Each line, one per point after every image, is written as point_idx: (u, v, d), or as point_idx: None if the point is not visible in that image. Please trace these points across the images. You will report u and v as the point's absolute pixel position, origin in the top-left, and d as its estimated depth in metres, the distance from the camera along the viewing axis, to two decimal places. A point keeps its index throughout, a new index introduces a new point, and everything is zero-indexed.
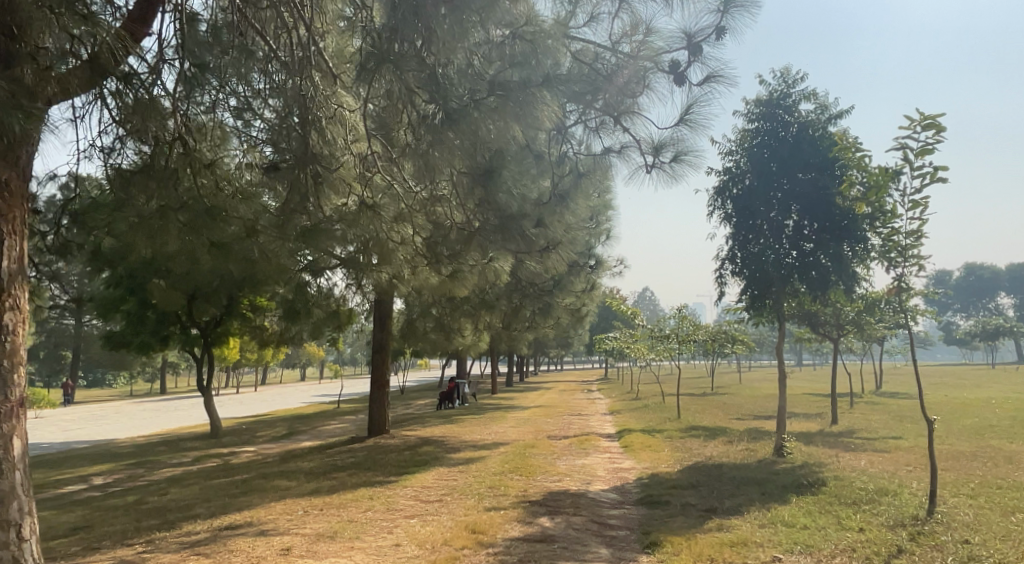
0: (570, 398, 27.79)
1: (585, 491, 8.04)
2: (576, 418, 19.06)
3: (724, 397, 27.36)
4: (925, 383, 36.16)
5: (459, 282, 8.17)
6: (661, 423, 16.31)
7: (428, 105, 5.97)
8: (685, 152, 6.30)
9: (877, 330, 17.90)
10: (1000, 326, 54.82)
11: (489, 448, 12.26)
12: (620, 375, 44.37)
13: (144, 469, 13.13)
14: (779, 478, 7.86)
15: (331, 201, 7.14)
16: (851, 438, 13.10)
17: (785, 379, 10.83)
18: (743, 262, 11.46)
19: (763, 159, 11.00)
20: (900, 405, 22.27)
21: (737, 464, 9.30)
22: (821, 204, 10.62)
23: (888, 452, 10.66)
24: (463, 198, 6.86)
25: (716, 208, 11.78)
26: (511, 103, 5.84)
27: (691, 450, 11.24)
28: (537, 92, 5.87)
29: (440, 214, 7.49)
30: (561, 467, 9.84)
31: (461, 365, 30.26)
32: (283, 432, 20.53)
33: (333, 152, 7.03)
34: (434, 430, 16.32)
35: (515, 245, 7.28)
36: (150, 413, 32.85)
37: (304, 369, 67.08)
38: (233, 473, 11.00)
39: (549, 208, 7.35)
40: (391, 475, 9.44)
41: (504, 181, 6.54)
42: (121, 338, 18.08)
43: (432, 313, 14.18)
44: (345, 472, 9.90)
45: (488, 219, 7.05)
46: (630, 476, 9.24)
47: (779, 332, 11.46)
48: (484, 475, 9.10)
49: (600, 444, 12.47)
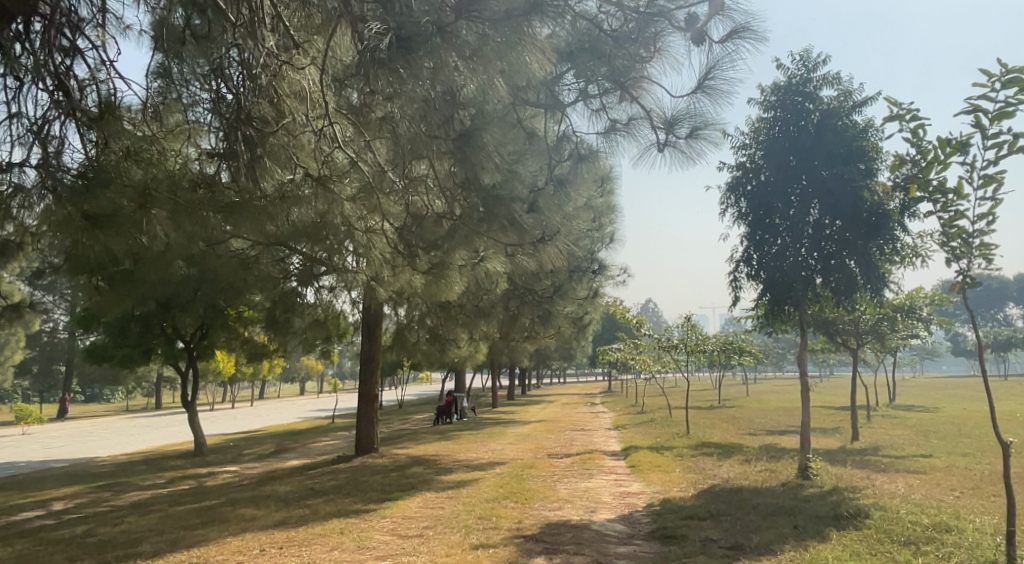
0: (573, 412, 26.67)
1: (589, 522, 7.06)
2: (579, 434, 18.07)
3: (735, 410, 26.32)
4: (941, 395, 34.83)
5: (445, 285, 6.88)
6: (669, 439, 15.30)
7: (376, 30, 4.89)
8: (704, 127, 5.37)
9: (896, 340, 16.89)
10: (1014, 336, 53.40)
11: (484, 468, 11.24)
12: (624, 388, 43.12)
13: (111, 492, 12.13)
14: (811, 508, 6.89)
15: (271, 176, 6.09)
16: (877, 456, 12.10)
17: (808, 391, 9.81)
18: (759, 264, 10.47)
19: (782, 151, 10.05)
20: (920, 420, 21.21)
21: (759, 489, 8.29)
22: (845, 202, 9.68)
23: (924, 473, 9.62)
24: (442, 175, 5.89)
25: (729, 206, 10.84)
26: (488, 48, 4.93)
27: (704, 471, 10.25)
28: (523, 24, 4.84)
29: (418, 203, 6.50)
30: (562, 491, 8.85)
31: (459, 379, 29.13)
32: (270, 449, 19.46)
33: (287, 124, 6.16)
34: (427, 448, 15.28)
35: (503, 236, 6.33)
36: (140, 430, 31.78)
37: (303, 383, 65.90)
38: (201, 498, 10.04)
39: (545, 194, 6.44)
40: (372, 501, 8.45)
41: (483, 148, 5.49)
42: (103, 352, 17.12)
43: (425, 322, 13.23)
44: (322, 498, 8.93)
45: (472, 204, 6.20)
46: (639, 502, 8.24)
47: (800, 341, 10.43)
48: (474, 502, 8.09)
49: (604, 463, 11.48)
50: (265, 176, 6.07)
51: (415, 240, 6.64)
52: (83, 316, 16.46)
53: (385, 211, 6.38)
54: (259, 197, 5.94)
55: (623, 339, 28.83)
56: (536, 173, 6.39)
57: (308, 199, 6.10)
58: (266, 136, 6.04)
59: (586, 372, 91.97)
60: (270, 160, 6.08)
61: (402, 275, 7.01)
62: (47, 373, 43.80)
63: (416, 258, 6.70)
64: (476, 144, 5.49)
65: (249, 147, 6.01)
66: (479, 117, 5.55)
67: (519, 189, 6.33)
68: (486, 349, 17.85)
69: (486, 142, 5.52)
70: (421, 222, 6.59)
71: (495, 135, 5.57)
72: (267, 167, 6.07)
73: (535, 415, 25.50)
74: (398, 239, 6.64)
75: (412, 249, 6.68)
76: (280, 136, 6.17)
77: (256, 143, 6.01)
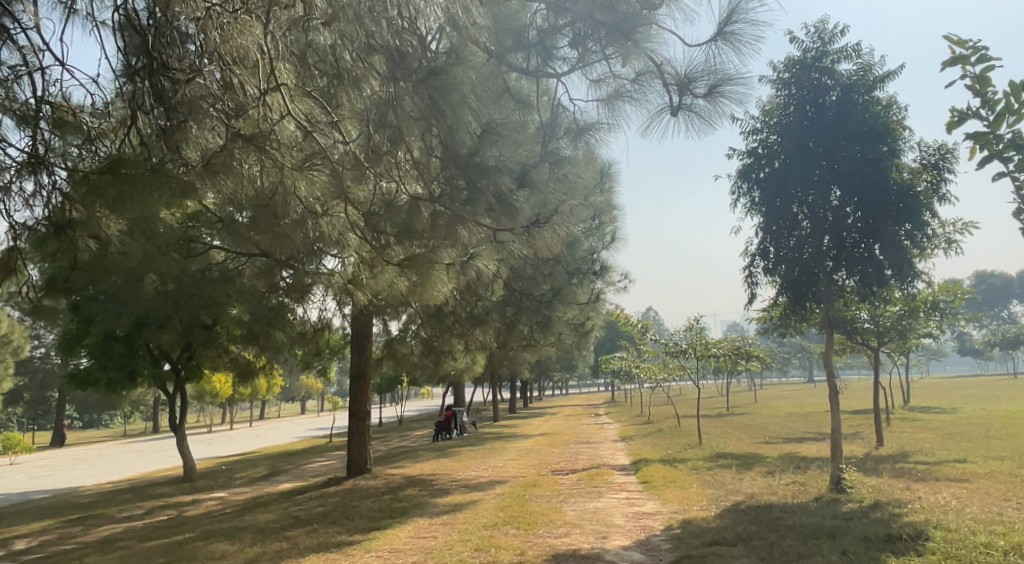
0: (578, 424, 25.75)
1: (603, 552, 6.23)
2: (585, 447, 17.22)
3: (745, 418, 25.41)
4: (956, 395, 34.07)
5: (433, 290, 6.17)
6: (681, 450, 14.47)
7: None
8: (726, 83, 4.69)
9: (916, 338, 16.06)
10: (1022, 333, 52.41)
11: (484, 488, 10.38)
12: (630, 398, 42.24)
13: (81, 526, 11.21)
14: (857, 528, 6.08)
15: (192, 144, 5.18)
16: (907, 462, 11.27)
17: (838, 394, 9.02)
18: (778, 259, 9.66)
19: (800, 133, 9.23)
20: (940, 422, 20.37)
21: (791, 507, 7.44)
22: (870, 185, 8.87)
23: (967, 482, 8.76)
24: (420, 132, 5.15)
25: (741, 195, 10.01)
26: None
27: (724, 485, 9.39)
28: None
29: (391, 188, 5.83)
30: (569, 513, 8.00)
31: (459, 394, 28.25)
32: (261, 473, 18.52)
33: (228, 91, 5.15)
34: (425, 467, 14.38)
35: (490, 216, 5.59)
36: (130, 456, 30.76)
37: (303, 403, 64.86)
38: (175, 531, 9.16)
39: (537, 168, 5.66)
40: (358, 532, 7.55)
41: (453, 86, 4.79)
42: (86, 376, 16.19)
43: (419, 332, 12.38)
44: (303, 529, 8.03)
45: (451, 176, 5.54)
46: (656, 524, 7.38)
47: (827, 341, 9.58)
48: (471, 529, 7.23)
49: (614, 479, 10.63)
50: (188, 143, 5.16)
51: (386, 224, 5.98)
52: (63, 338, 15.55)
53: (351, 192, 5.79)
54: (177, 165, 4.96)
55: (627, 347, 28.00)
56: (529, 151, 5.80)
57: (250, 173, 5.03)
58: (182, 87, 5.04)
59: (591, 383, 90.98)
60: (196, 126, 5.21)
61: (381, 276, 6.15)
62: (39, 399, 42.84)
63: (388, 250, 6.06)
64: (446, 82, 4.78)
65: (161, 102, 5.12)
66: (452, 58, 4.87)
67: (508, 163, 5.66)
68: (484, 360, 17.02)
69: (459, 82, 4.78)
70: (399, 214, 5.91)
71: (466, 69, 4.84)
72: (188, 129, 5.19)
73: (538, 428, 24.64)
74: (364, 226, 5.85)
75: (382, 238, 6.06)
76: (223, 106, 5.19)
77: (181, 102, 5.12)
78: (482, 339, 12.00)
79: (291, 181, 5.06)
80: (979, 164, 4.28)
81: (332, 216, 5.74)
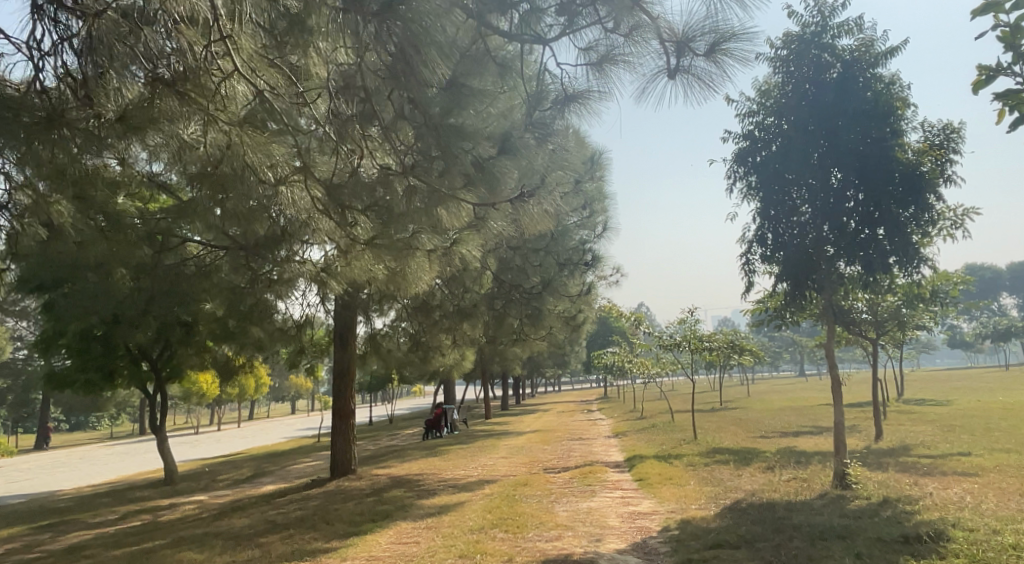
0: (569, 421, 25.33)
1: (597, 557, 5.80)
2: (577, 443, 16.81)
3: (739, 412, 25.07)
4: (948, 388, 33.89)
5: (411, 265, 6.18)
6: (675, 446, 14.07)
7: None
8: (727, 40, 4.38)
9: (914, 328, 15.71)
10: (1012, 325, 52.32)
11: (472, 488, 9.94)
12: (621, 394, 41.82)
13: (50, 533, 10.67)
14: (870, 527, 5.68)
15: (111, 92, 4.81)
16: (909, 456, 10.90)
17: (840, 386, 8.62)
18: (775, 245, 9.27)
19: (798, 113, 8.82)
20: (936, 415, 20.05)
21: (795, 505, 7.02)
22: (871, 164, 8.45)
23: (976, 476, 8.38)
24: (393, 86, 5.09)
25: (737, 180, 9.58)
26: None
27: (722, 482, 8.98)
28: None
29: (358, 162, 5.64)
30: (561, 514, 7.56)
31: (449, 391, 27.80)
32: (245, 475, 17.98)
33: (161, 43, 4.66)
34: (412, 466, 13.91)
35: (470, 189, 5.61)
36: (114, 458, 30.14)
37: (291, 402, 64.09)
38: (145, 538, 8.67)
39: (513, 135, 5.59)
40: (336, 538, 7.07)
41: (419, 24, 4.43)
42: (63, 376, 15.61)
43: (405, 327, 11.86)
44: (278, 535, 7.54)
45: (426, 146, 5.44)
46: (652, 525, 6.94)
47: (828, 332, 9.17)
48: (455, 533, 6.78)
49: (607, 477, 10.21)
50: (105, 91, 4.78)
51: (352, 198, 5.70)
52: (41, 338, 14.98)
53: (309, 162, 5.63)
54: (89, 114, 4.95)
55: (619, 342, 27.62)
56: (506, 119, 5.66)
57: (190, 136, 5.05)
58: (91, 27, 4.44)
59: (583, 379, 90.54)
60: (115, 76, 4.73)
61: (358, 262, 5.90)
62: (21, 401, 41.90)
63: (354, 227, 5.82)
64: (409, 19, 4.43)
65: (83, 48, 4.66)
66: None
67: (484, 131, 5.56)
68: (472, 356, 16.56)
69: (421, 16, 4.42)
70: (370, 192, 5.85)
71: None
72: (109, 77, 4.72)
73: (530, 425, 24.19)
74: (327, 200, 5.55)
75: (351, 215, 5.79)
76: (157, 62, 4.72)
77: (102, 44, 4.52)
78: (470, 334, 11.55)
79: (237, 140, 4.90)
80: (1009, 127, 3.88)
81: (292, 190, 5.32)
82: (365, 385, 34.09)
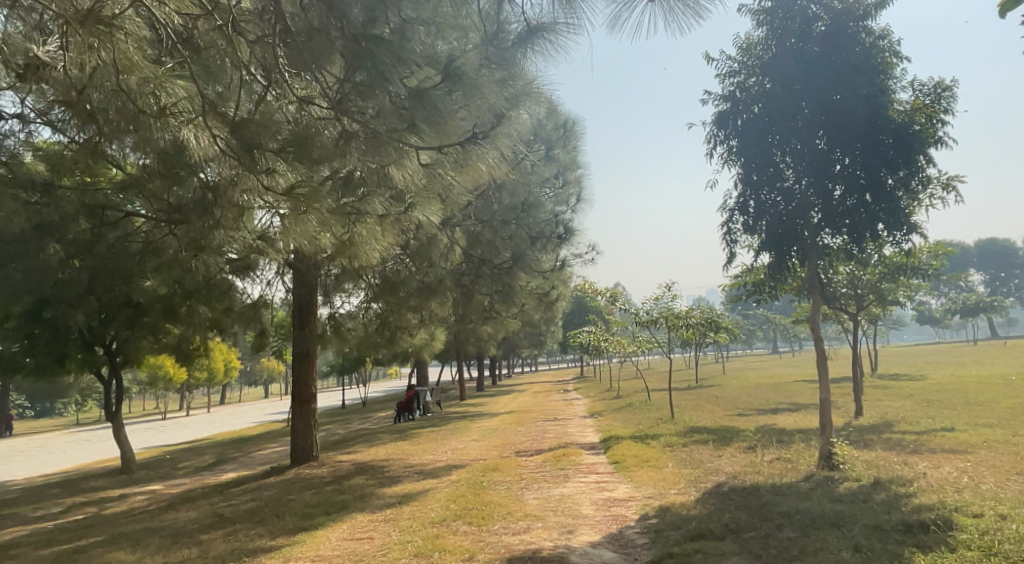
0: (545, 401, 24.84)
1: (567, 552, 5.26)
2: (552, 424, 16.31)
3: (716, 390, 24.73)
4: (922, 363, 33.99)
5: (359, 220, 5.89)
6: (652, 426, 13.62)
7: None
8: None
9: (894, 302, 15.33)
10: (981, 301, 52.70)
11: (438, 474, 9.37)
12: (597, 374, 41.48)
13: None
14: (866, 513, 5.20)
15: None
16: (893, 433, 10.52)
17: (826, 361, 8.15)
18: (757, 213, 8.75)
19: (781, 69, 8.28)
20: (914, 389, 19.82)
21: (780, 489, 6.54)
22: (859, 123, 7.96)
23: (966, 454, 7.99)
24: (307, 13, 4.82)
25: (717, 144, 9.02)
26: None
27: (702, 463, 8.50)
28: None
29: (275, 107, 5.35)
30: (531, 502, 7.01)
31: (422, 373, 27.20)
32: (207, 462, 17.23)
33: None
34: (379, 451, 13.30)
35: (414, 131, 5.32)
36: (75, 445, 29.11)
37: (264, 386, 63.02)
38: (81, 535, 7.98)
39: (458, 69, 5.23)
40: (283, 534, 6.45)
41: None
42: (12, 362, 14.67)
43: (373, 308, 11.13)
44: (222, 531, 6.90)
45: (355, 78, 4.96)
46: (629, 513, 6.41)
47: (815, 306, 8.68)
48: (415, 526, 6.20)
49: (581, 459, 9.70)
50: None
51: (268, 140, 5.16)
52: None
53: (219, 103, 5.31)
54: None
55: (595, 321, 27.11)
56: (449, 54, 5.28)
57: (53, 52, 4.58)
58: None
59: (560, 359, 90.32)
60: None
61: (305, 225, 5.34)
62: None
63: (274, 176, 5.23)
64: None
65: None
66: None
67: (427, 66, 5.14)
68: (443, 336, 15.94)
69: None
70: (280, 130, 5.27)
71: None
72: None
73: (504, 407, 23.67)
74: (235, 141, 5.05)
75: (265, 158, 5.18)
76: None
77: None
78: (437, 312, 10.91)
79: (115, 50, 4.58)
80: None
81: (192, 132, 5.04)
82: (338, 367, 33.33)
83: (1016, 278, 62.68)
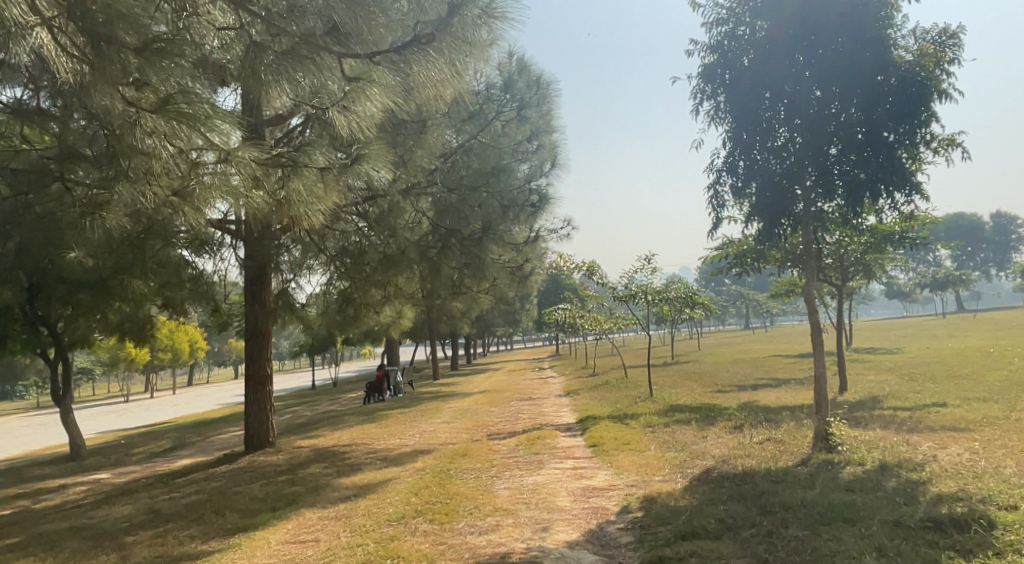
0: (519, 380, 24.23)
1: (541, 556, 4.55)
2: (526, 403, 15.66)
3: (693, 365, 24.28)
4: (893, 337, 33.87)
5: (291, 170, 5.18)
6: (630, 404, 13.01)
7: None
8: None
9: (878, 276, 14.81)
10: (951, 275, 52.90)
11: (401, 461, 8.62)
12: (572, 351, 40.98)
13: None
14: (882, 504, 4.59)
15: None
16: (884, 408, 10.00)
17: (820, 334, 7.54)
18: (748, 174, 8.05)
19: (777, 12, 7.56)
20: (894, 362, 19.45)
21: (777, 475, 5.88)
22: (853, 69, 7.34)
23: (969, 432, 7.44)
24: None
25: (703, 100, 8.29)
26: None
27: (686, 446, 7.86)
28: None
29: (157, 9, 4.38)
30: (501, 493, 6.30)
31: (392, 353, 26.39)
32: (162, 447, 16.28)
33: None
34: (342, 435, 12.54)
35: (348, 52, 4.77)
36: (30, 430, 27.82)
37: (234, 368, 61.68)
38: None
39: None
40: (217, 536, 5.66)
41: None
42: None
43: (336, 286, 10.19)
44: (150, 533, 6.11)
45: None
46: (609, 504, 5.74)
47: (809, 278, 8.01)
48: (366, 525, 5.45)
49: (556, 442, 9.03)
50: None
51: (123, 36, 4.26)
52: None
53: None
54: None
55: (570, 298, 26.41)
56: None
57: None
58: None
59: (535, 337, 89.80)
60: None
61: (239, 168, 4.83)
62: None
63: (141, 89, 4.41)
64: None
65: None
66: None
67: None
68: (410, 313, 15.15)
69: None
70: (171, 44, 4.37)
71: None
72: None
73: (477, 386, 22.98)
74: (87, 43, 4.05)
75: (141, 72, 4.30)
76: None
77: None
78: (403, 288, 10.07)
79: None
80: None
81: (41, 43, 3.76)
82: (307, 347, 32.35)
83: (984, 252, 63.22)
